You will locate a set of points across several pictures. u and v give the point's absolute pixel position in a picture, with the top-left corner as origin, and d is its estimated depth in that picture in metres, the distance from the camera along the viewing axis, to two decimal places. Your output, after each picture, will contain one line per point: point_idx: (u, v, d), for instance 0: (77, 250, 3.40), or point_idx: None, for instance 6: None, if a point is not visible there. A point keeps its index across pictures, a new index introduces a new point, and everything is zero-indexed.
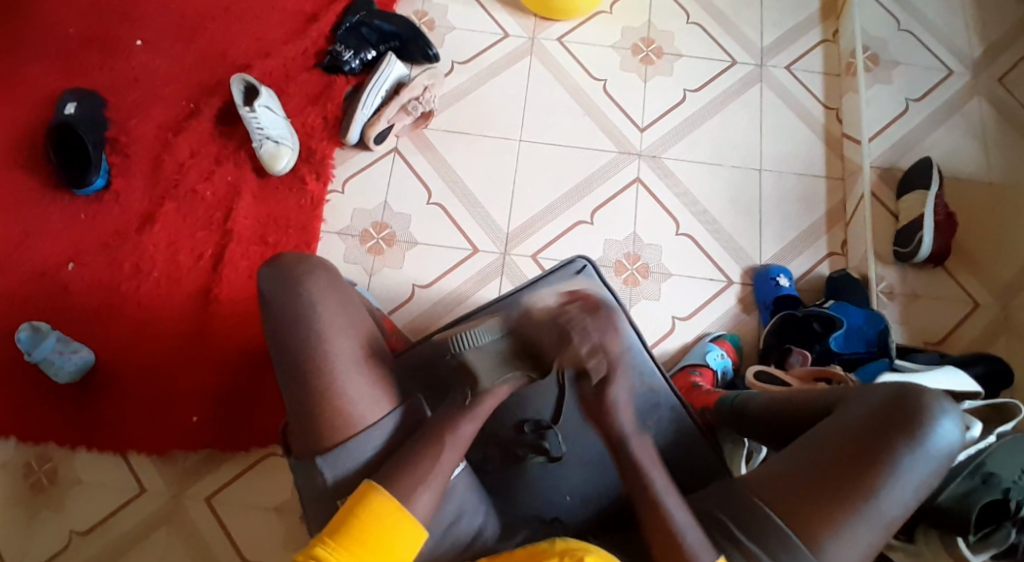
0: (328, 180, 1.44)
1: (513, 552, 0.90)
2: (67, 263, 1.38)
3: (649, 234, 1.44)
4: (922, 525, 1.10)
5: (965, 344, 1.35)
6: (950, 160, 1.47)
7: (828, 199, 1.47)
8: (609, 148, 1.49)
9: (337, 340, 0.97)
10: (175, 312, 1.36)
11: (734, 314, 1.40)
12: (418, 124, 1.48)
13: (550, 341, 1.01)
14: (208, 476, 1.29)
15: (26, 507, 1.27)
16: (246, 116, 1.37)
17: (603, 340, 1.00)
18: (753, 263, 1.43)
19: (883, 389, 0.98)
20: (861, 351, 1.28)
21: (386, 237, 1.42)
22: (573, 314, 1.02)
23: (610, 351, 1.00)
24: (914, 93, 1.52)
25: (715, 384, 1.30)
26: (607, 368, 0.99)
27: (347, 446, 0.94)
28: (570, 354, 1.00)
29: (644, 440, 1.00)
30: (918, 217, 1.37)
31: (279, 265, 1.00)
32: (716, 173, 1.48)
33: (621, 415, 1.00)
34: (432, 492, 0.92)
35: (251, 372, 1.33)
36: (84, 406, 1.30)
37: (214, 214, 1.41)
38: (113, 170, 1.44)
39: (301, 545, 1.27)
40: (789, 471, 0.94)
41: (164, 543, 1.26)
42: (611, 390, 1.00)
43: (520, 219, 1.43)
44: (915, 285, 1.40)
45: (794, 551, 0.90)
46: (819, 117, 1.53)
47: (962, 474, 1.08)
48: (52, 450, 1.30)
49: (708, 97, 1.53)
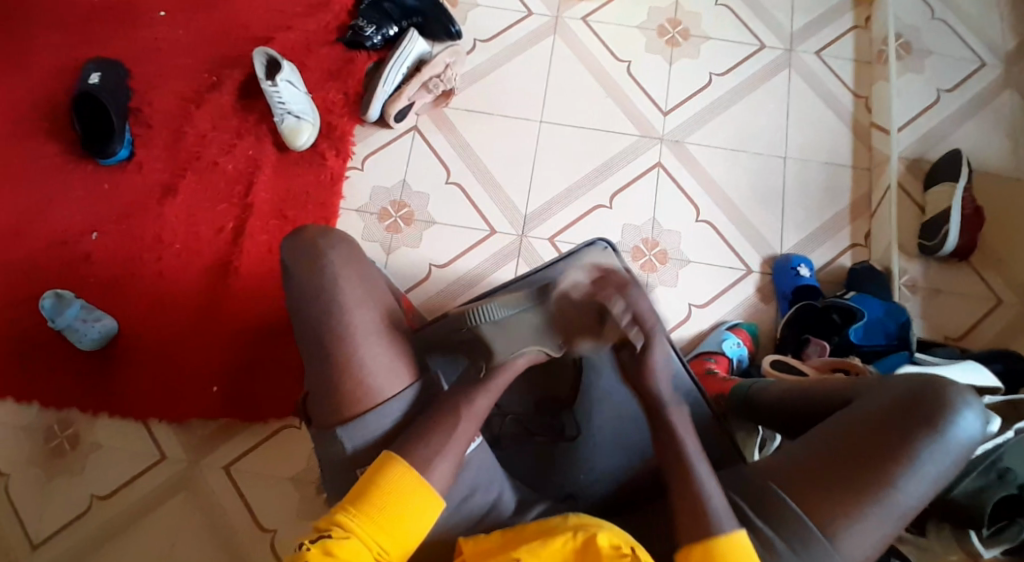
0: (347, 157, 1.44)
1: (523, 526, 0.91)
2: (90, 232, 1.39)
3: (667, 220, 1.42)
4: (933, 521, 1.14)
5: (985, 342, 1.33)
6: (980, 153, 1.44)
7: (853, 189, 1.45)
8: (631, 132, 1.47)
9: (357, 312, 0.97)
10: (197, 283, 1.37)
11: (752, 303, 1.39)
12: (438, 102, 1.48)
13: (586, 318, 1.00)
14: (226, 445, 1.32)
15: (47, 469, 1.30)
16: (268, 90, 1.36)
17: (640, 310, 0.98)
18: (774, 252, 1.41)
19: (904, 382, 0.97)
20: (881, 344, 1.27)
21: (403, 215, 1.42)
22: (608, 292, 0.98)
23: (646, 324, 0.99)
24: (946, 83, 1.49)
25: (730, 371, 1.30)
26: (644, 338, 0.99)
27: (364, 418, 0.96)
28: (613, 326, 0.99)
29: (682, 407, 1.00)
30: (945, 210, 1.35)
31: (300, 235, 1.01)
32: (740, 160, 1.46)
33: (658, 388, 1.00)
34: (447, 463, 0.93)
35: (268, 344, 1.34)
36: (105, 373, 1.33)
37: (235, 187, 1.42)
38: (136, 141, 1.44)
39: (316, 513, 1.29)
40: (804, 462, 0.94)
41: (181, 510, 1.28)
42: (652, 359, 1.00)
43: (538, 202, 1.42)
44: (938, 280, 1.38)
45: (810, 541, 0.89)
46: (848, 105, 1.50)
47: (976, 470, 1.10)
48: (73, 415, 1.32)
49: (734, 81, 1.51)
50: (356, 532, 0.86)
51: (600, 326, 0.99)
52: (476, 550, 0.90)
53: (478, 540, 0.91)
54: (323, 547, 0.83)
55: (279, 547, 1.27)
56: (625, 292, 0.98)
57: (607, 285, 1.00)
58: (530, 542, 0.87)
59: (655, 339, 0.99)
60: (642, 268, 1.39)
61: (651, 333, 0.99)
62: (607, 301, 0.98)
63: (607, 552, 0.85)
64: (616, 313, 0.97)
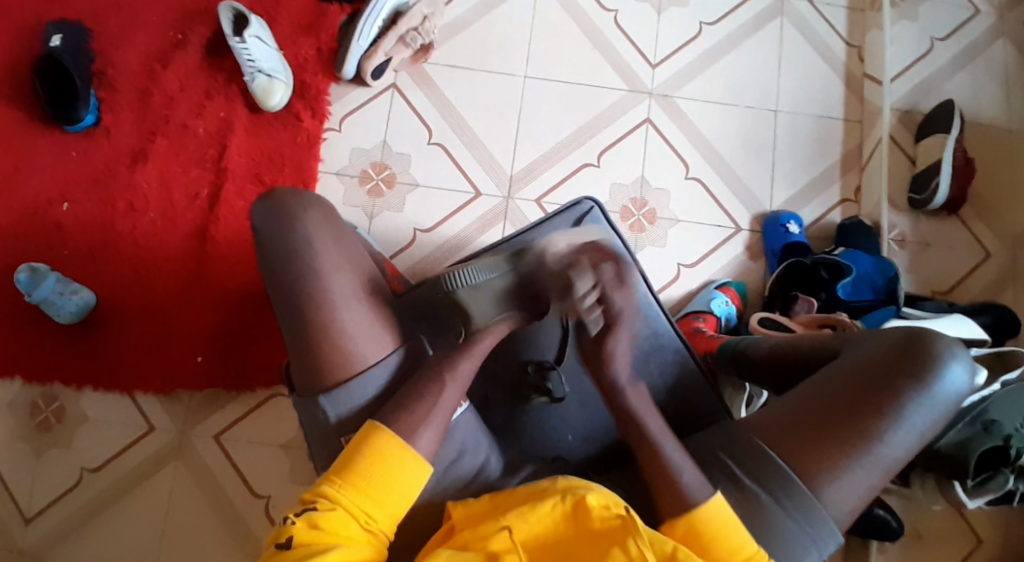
0: (324, 118, 1.39)
1: (512, 491, 0.90)
2: (60, 202, 1.34)
3: (656, 177, 1.39)
4: (917, 472, 1.19)
5: (972, 296, 1.33)
6: (971, 103, 1.41)
7: (844, 142, 1.43)
8: (618, 85, 1.43)
9: (335, 276, 0.95)
10: (174, 253, 1.33)
11: (741, 261, 1.38)
12: (417, 57, 1.42)
13: (554, 288, 1.01)
14: (216, 414, 1.31)
15: (34, 444, 1.29)
16: (236, 47, 1.29)
17: (609, 289, 0.97)
18: (763, 210, 1.39)
19: (892, 334, 0.96)
20: (868, 299, 1.27)
21: (385, 178, 1.38)
22: (579, 265, 0.99)
23: (610, 308, 0.97)
24: (939, 32, 1.45)
25: (718, 330, 1.29)
26: (605, 319, 0.98)
27: (349, 385, 0.94)
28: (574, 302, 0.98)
29: (641, 389, 0.99)
30: (936, 162, 1.33)
31: (271, 199, 0.97)
32: (731, 115, 1.42)
33: (615, 372, 0.98)
34: (433, 430, 0.92)
35: (248, 316, 1.32)
36: (88, 347, 1.30)
37: (207, 151, 1.37)
38: (102, 105, 1.38)
39: (305, 482, 1.29)
40: (791, 415, 0.94)
41: (175, 476, 1.28)
42: (611, 342, 0.98)
43: (524, 161, 1.39)
44: (928, 234, 1.37)
45: (795, 493, 0.90)
46: (840, 55, 1.46)
47: (963, 421, 1.13)
48: (57, 389, 1.30)
49: (726, 30, 1.46)
50: (344, 502, 0.85)
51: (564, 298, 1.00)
52: (466, 515, 0.89)
53: (467, 505, 0.90)
54: (309, 520, 0.83)
55: (272, 512, 1.27)
56: (594, 271, 0.97)
57: (582, 258, 1.01)
58: (519, 507, 0.86)
59: (618, 322, 0.97)
60: (631, 228, 1.37)
61: (617, 316, 0.97)
62: (574, 275, 0.98)
63: (600, 513, 0.85)
64: (583, 288, 0.96)
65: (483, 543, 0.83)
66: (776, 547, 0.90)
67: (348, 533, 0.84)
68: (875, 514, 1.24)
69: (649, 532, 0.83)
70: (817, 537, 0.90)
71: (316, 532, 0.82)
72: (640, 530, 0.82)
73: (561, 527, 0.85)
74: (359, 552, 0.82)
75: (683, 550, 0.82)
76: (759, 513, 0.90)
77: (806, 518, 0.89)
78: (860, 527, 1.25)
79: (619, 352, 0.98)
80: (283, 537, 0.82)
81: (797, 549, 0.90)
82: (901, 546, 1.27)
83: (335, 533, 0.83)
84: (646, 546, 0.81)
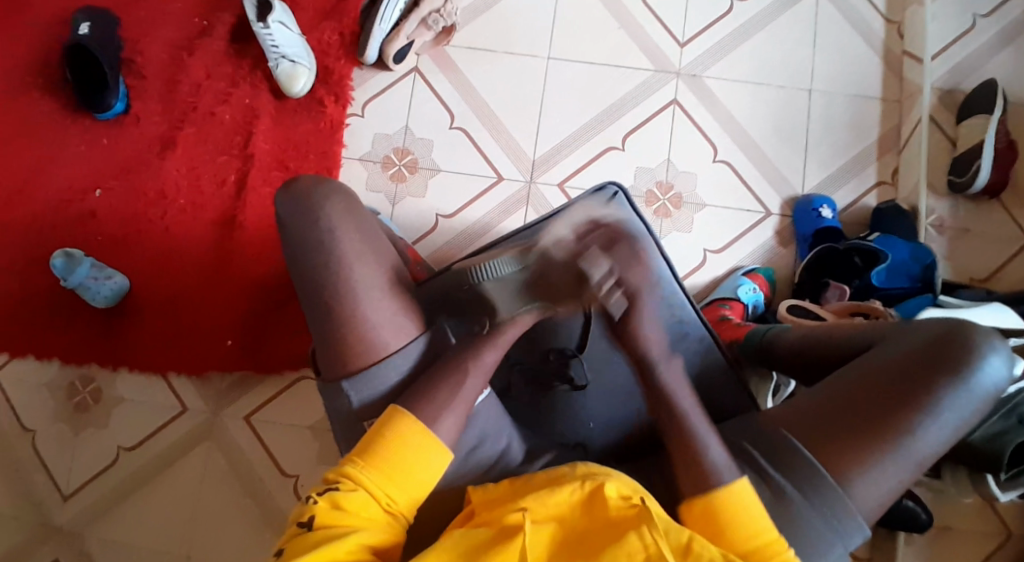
0: (347, 103, 1.39)
1: (530, 476, 0.90)
2: (93, 189, 1.37)
3: (683, 161, 1.36)
4: (948, 464, 1.16)
5: (1014, 282, 1.28)
6: (1018, 81, 1.34)
7: (882, 123, 1.37)
8: (645, 67, 1.39)
9: (359, 265, 0.95)
10: (202, 238, 1.36)
11: (771, 247, 1.34)
12: (440, 39, 1.39)
13: (565, 281, 0.99)
14: (245, 396, 1.34)
15: (73, 423, 1.33)
16: (260, 33, 1.29)
17: (624, 272, 0.97)
18: (795, 193, 1.35)
19: (928, 327, 0.93)
20: (904, 286, 1.23)
21: (407, 163, 1.37)
22: (590, 253, 0.98)
23: (630, 286, 0.98)
24: (984, 6, 1.38)
25: (744, 318, 1.26)
26: (627, 301, 0.99)
27: (371, 371, 0.95)
28: (593, 293, 0.98)
29: (669, 369, 0.99)
30: (977, 144, 1.27)
31: (296, 186, 0.97)
32: (764, 95, 1.38)
33: (646, 348, 1.00)
34: (457, 416, 0.92)
35: (275, 301, 1.34)
36: (122, 331, 1.34)
37: (234, 138, 1.38)
38: (132, 93, 1.40)
39: (333, 463, 1.32)
40: (818, 409, 0.92)
41: (206, 456, 1.32)
42: (636, 326, 1.00)
43: (547, 146, 1.37)
44: (967, 219, 1.31)
45: (822, 487, 0.88)
46: (879, 32, 1.39)
47: (998, 414, 1.08)
48: (93, 371, 1.35)
49: (757, 7, 1.41)
50: (365, 483, 0.86)
51: (578, 290, 0.99)
52: (485, 499, 0.89)
53: (486, 489, 0.90)
54: (331, 500, 0.84)
55: (301, 490, 1.30)
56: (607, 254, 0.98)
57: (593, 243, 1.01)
58: (538, 490, 0.85)
59: (640, 308, 1.00)
60: (656, 213, 1.34)
61: (636, 293, 0.99)
62: (588, 265, 0.97)
63: (618, 502, 0.84)
64: (598, 274, 0.96)
65: (498, 521, 0.83)
66: (802, 542, 0.87)
67: (368, 515, 0.85)
68: (903, 505, 1.21)
69: (665, 522, 0.82)
70: (844, 533, 0.88)
71: (338, 514, 0.83)
72: (656, 519, 0.82)
73: (579, 512, 0.85)
74: (376, 535, 0.83)
75: (698, 540, 0.82)
76: (784, 507, 0.88)
77: (831, 512, 0.87)
78: (887, 519, 1.22)
79: (646, 331, 1.00)
80: (305, 516, 0.84)
81: (823, 545, 0.87)
82: (928, 538, 1.25)
83: (357, 515, 0.84)
84: (660, 536, 0.80)
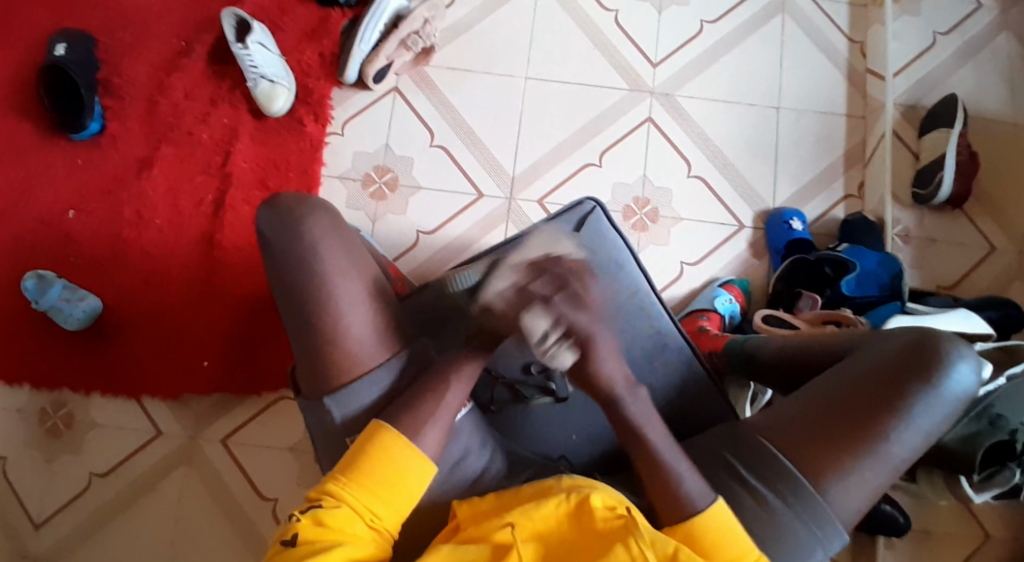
0: (327, 122, 1.40)
1: (515, 491, 0.90)
2: (67, 210, 1.36)
3: (659, 176, 1.39)
4: (924, 469, 1.18)
5: (979, 290, 1.33)
6: (975, 98, 1.41)
7: (848, 138, 1.42)
8: (620, 86, 1.43)
9: (341, 281, 0.95)
10: (180, 258, 1.34)
11: (745, 259, 1.37)
12: (419, 60, 1.42)
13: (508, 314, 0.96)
14: (223, 419, 1.32)
15: (44, 450, 1.30)
16: (239, 53, 1.31)
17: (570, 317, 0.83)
18: (767, 207, 1.39)
19: (900, 336, 0.96)
20: (874, 295, 1.26)
21: (388, 181, 1.38)
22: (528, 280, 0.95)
23: (580, 334, 0.84)
24: (942, 26, 1.45)
25: (723, 328, 1.29)
26: (576, 351, 0.85)
27: (353, 388, 0.94)
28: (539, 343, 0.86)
29: None
30: (940, 157, 1.32)
31: (277, 203, 0.97)
32: (734, 112, 1.42)
33: (610, 393, 0.88)
34: (438, 429, 0.92)
35: (253, 321, 1.33)
36: (96, 353, 1.31)
37: (212, 157, 1.38)
38: (108, 113, 1.39)
39: (314, 485, 1.30)
40: (799, 415, 0.93)
41: (183, 480, 1.29)
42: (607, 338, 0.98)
43: (525, 163, 1.39)
44: (932, 229, 1.36)
45: (803, 494, 0.89)
46: (843, 52, 1.45)
47: (969, 417, 1.12)
48: (66, 395, 1.32)
49: (727, 29, 1.46)
50: (348, 500, 0.85)
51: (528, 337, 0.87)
52: (472, 513, 0.89)
53: (473, 503, 0.90)
54: (314, 517, 0.83)
55: (280, 514, 1.28)
56: (549, 302, 0.83)
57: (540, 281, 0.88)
58: (526, 504, 0.86)
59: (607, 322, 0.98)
60: (633, 228, 1.37)
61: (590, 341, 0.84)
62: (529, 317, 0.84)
63: (603, 513, 0.85)
64: (541, 327, 0.82)
65: (486, 539, 0.83)
66: (783, 549, 0.89)
67: (354, 531, 0.84)
68: (882, 511, 1.23)
69: (649, 532, 0.83)
70: (825, 539, 0.89)
71: (321, 530, 0.82)
72: (641, 528, 0.82)
73: (566, 525, 0.85)
74: (361, 551, 0.82)
75: (684, 551, 0.82)
76: (766, 514, 0.90)
77: (813, 519, 0.89)
78: (867, 524, 1.24)
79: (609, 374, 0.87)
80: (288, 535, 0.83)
81: (805, 551, 0.89)
82: (907, 543, 1.27)
83: (339, 530, 0.83)
84: (646, 547, 0.81)
